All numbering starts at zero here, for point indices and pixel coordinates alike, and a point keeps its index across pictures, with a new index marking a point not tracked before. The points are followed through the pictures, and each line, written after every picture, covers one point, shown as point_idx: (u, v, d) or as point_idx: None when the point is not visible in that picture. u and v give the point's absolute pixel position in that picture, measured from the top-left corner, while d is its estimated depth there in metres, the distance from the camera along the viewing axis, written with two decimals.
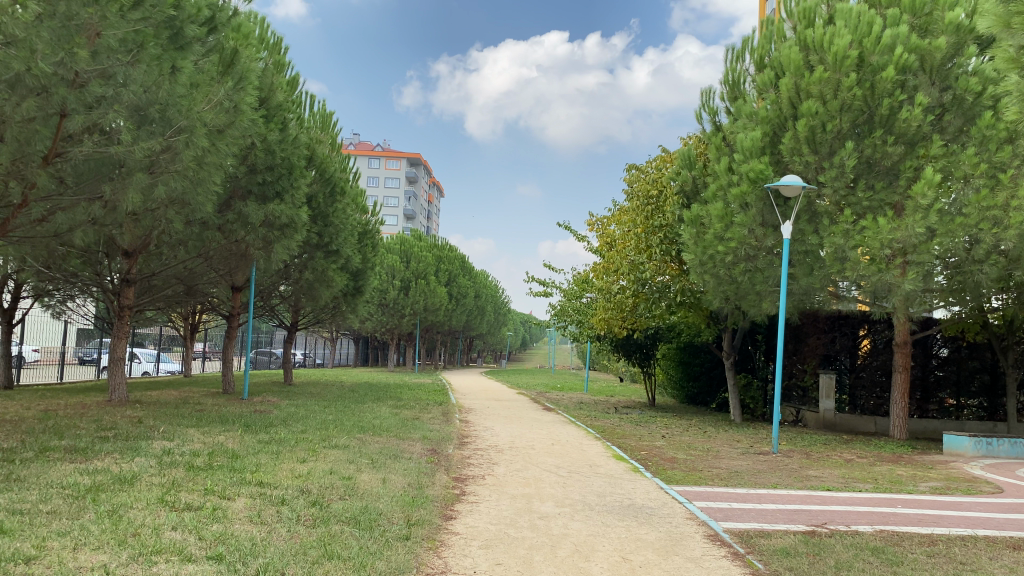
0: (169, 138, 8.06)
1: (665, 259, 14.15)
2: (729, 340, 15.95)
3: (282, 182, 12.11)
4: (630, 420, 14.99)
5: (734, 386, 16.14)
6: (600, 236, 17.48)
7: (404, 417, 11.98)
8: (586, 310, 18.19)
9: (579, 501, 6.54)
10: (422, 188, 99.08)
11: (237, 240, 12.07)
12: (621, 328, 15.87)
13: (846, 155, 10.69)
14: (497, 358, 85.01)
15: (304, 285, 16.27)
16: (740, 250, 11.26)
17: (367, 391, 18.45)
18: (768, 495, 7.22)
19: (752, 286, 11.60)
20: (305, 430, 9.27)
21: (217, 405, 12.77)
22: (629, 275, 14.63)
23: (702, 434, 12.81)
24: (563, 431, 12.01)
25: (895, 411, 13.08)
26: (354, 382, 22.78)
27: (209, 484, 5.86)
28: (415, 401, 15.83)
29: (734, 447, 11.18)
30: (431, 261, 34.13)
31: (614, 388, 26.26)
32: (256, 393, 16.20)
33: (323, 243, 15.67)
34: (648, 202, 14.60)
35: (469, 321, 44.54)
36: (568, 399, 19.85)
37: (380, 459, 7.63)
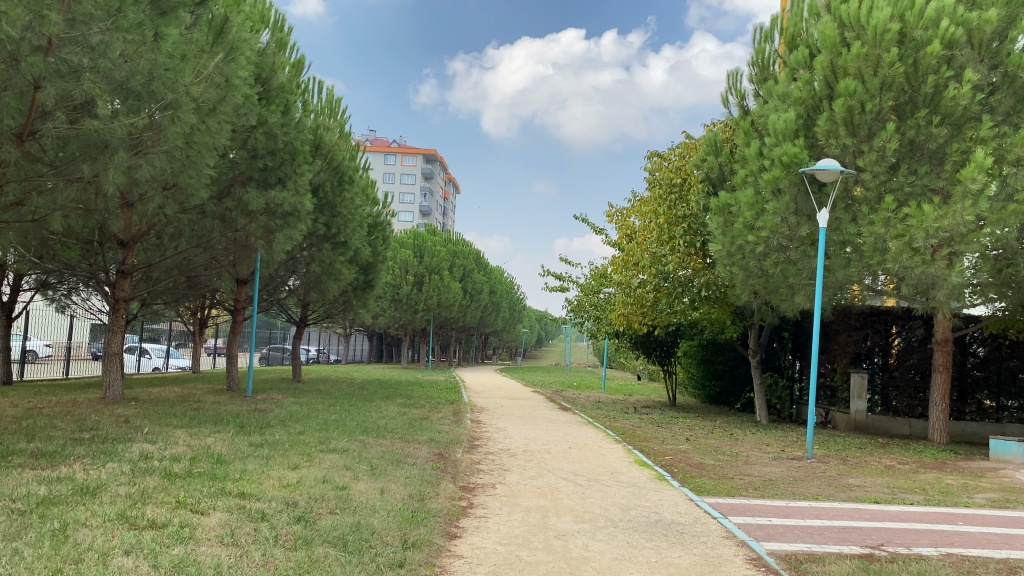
0: (154, 114, 7.49)
1: (689, 251, 13.40)
2: (755, 337, 15.22)
3: (284, 168, 11.48)
4: (651, 421, 14.25)
5: (761, 386, 15.39)
6: (619, 228, 16.74)
7: (412, 417, 11.32)
8: (604, 305, 17.46)
9: (601, 516, 5.83)
10: (438, 184, 98.19)
11: (237, 229, 11.45)
12: (641, 324, 15.14)
13: (888, 138, 9.91)
14: (512, 356, 84.33)
15: (311, 278, 15.66)
16: (772, 240, 10.49)
17: (377, 389, 17.83)
18: (810, 509, 6.47)
19: (784, 279, 10.83)
20: (303, 432, 8.60)
21: (217, 404, 12.14)
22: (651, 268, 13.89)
23: (728, 437, 12.06)
24: (581, 433, 11.30)
25: (934, 413, 12.26)
26: (365, 379, 22.16)
27: (183, 496, 5.20)
28: (425, 399, 15.17)
29: (764, 452, 10.42)
30: (446, 256, 33.50)
31: (633, 387, 25.54)
32: (261, 391, 15.60)
33: (330, 234, 15.05)
34: (670, 191, 13.85)
35: (484, 317, 43.93)
36: (585, 398, 19.15)
37: (380, 466, 6.95)
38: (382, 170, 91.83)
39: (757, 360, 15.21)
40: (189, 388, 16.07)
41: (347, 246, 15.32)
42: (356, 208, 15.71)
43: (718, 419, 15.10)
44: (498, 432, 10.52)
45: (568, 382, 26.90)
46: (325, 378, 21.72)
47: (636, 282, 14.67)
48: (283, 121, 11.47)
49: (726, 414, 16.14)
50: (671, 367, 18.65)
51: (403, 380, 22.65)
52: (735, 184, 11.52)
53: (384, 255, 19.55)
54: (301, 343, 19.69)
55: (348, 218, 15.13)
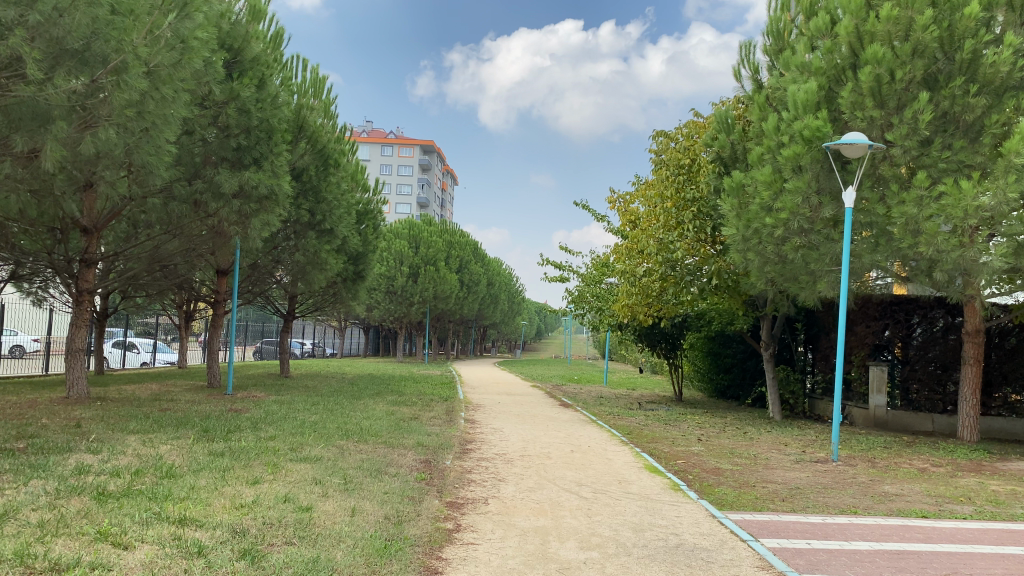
0: (97, 78, 6.55)
1: (699, 237, 12.52)
2: (768, 328, 14.38)
3: (259, 148, 10.59)
4: (658, 418, 13.38)
5: (773, 380, 14.55)
6: (622, 214, 15.83)
7: (400, 417, 10.43)
8: (607, 296, 16.57)
9: (610, 540, 4.95)
10: (436, 175, 97.25)
11: (210, 214, 10.54)
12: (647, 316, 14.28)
13: (921, 109, 9.00)
14: (511, 348, 83.48)
15: (295, 268, 14.78)
16: (792, 223, 9.60)
17: (368, 384, 16.95)
18: (851, 528, 5.60)
19: (804, 265, 9.94)
20: (274, 437, 7.71)
21: (190, 403, 11.25)
22: (657, 256, 13.01)
23: (742, 436, 11.18)
24: (584, 433, 10.42)
25: (964, 409, 11.43)
26: (357, 374, 21.27)
27: (107, 523, 4.30)
28: (418, 396, 14.29)
29: (784, 454, 9.54)
30: (442, 246, 32.59)
31: (636, 380, 24.69)
32: (243, 388, 14.73)
33: (315, 221, 14.18)
34: (678, 173, 12.95)
35: (482, 309, 43.04)
36: (586, 393, 18.29)
37: (355, 479, 6.07)
38: (379, 161, 90.79)
39: (770, 353, 14.36)
40: (168, 385, 15.19)
41: (333, 233, 14.45)
42: (343, 193, 14.81)
43: (728, 415, 14.24)
44: (494, 433, 9.64)
45: (567, 376, 26.05)
46: (315, 373, 20.84)
47: (641, 271, 13.79)
48: (258, 96, 10.56)
49: (736, 409, 15.28)
50: (677, 361, 17.78)
51: (397, 375, 21.77)
52: (750, 163, 10.62)
53: (375, 244, 18.64)
54: (289, 337, 18.81)
55: (334, 204, 14.24)
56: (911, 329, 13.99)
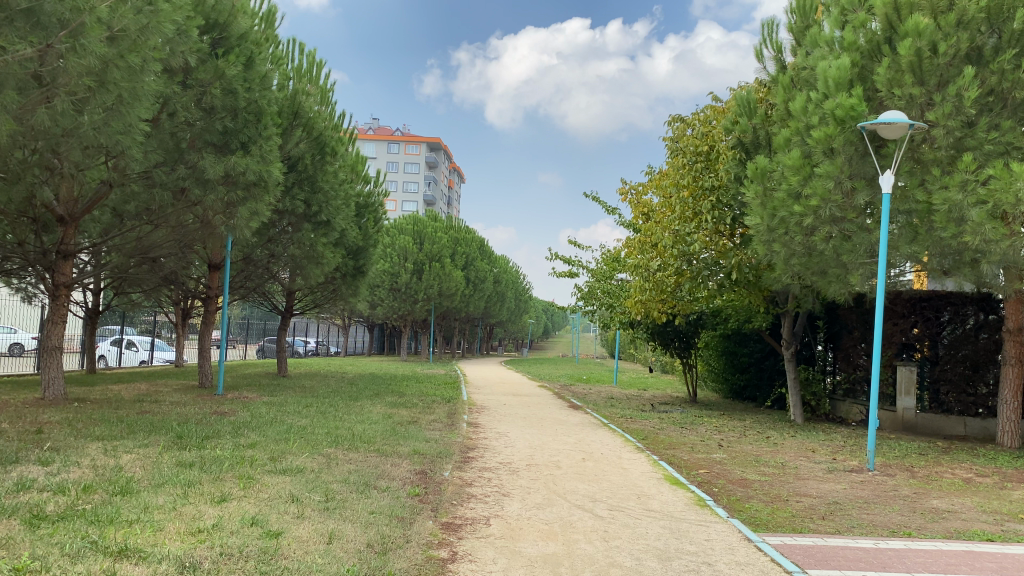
0: (51, 42, 5.84)
1: (718, 229, 11.74)
2: (789, 327, 13.60)
3: (247, 131, 9.87)
4: (672, 420, 12.63)
5: (794, 381, 13.76)
6: (634, 206, 15.09)
7: (397, 420, 9.70)
8: (618, 292, 15.78)
9: (633, 572, 4.20)
10: (442, 172, 96.55)
11: (193, 202, 9.82)
12: (660, 315, 13.51)
13: (966, 85, 8.21)
14: (517, 347, 82.64)
15: (291, 261, 14.08)
16: (823, 210, 8.82)
17: (369, 384, 16.22)
18: (910, 554, 4.83)
19: (835, 256, 9.16)
20: (255, 445, 6.97)
21: (175, 405, 10.54)
22: (673, 249, 12.24)
23: (765, 442, 10.41)
24: (596, 438, 9.66)
25: (1004, 413, 10.61)
26: (357, 373, 20.54)
27: (29, 556, 3.58)
28: (419, 397, 13.56)
29: (814, 462, 8.76)
30: (447, 243, 31.83)
31: (647, 380, 23.90)
32: (236, 388, 14.01)
33: (311, 212, 13.48)
34: (695, 160, 12.17)
35: (488, 306, 42.28)
36: (596, 394, 17.53)
37: (338, 495, 5.33)
38: (385, 159, 90.12)
39: (791, 353, 13.57)
40: (157, 385, 14.50)
41: (331, 225, 13.74)
42: (340, 183, 14.09)
43: (746, 418, 13.47)
44: (498, 439, 8.89)
45: (575, 376, 25.19)
46: (314, 372, 20.11)
47: (656, 265, 13.02)
48: (245, 75, 9.83)
49: (754, 411, 14.50)
50: (691, 361, 16.99)
51: (399, 374, 21.02)
52: (775, 147, 9.84)
53: (377, 238, 17.93)
54: (287, 335, 18.11)
55: (330, 193, 13.52)
56: (941, 327, 13.11)
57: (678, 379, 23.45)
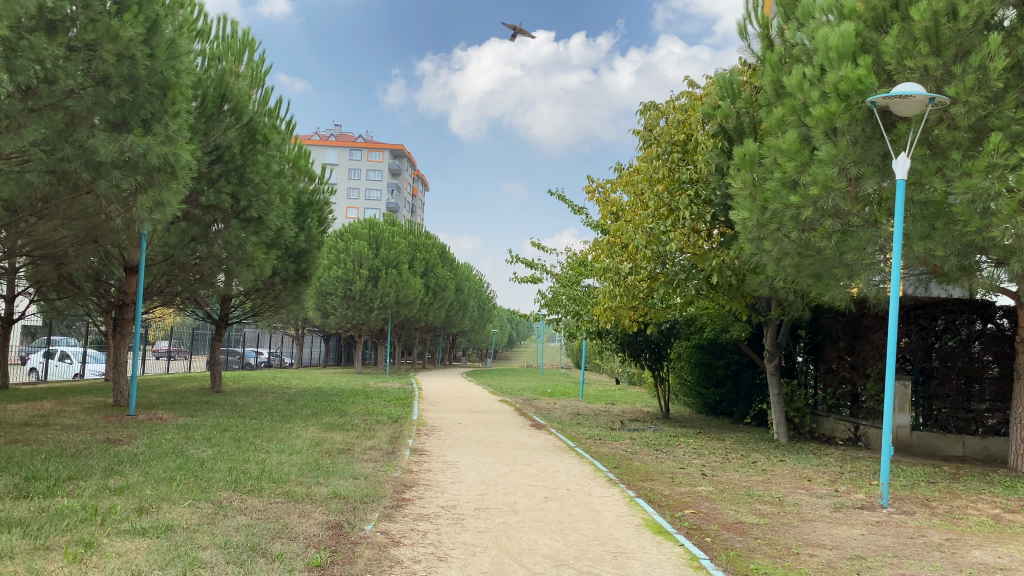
0: None
1: (697, 227, 10.44)
2: (772, 338, 12.28)
3: (150, 106, 8.35)
4: (645, 442, 11.30)
5: (776, 397, 12.50)
6: (603, 205, 13.79)
7: (326, 448, 8.21)
8: (587, 298, 14.46)
9: None
10: (405, 179, 94.84)
11: (82, 189, 8.25)
12: (632, 324, 12.20)
13: (991, 53, 7.02)
14: (481, 357, 81.02)
15: (220, 264, 12.53)
16: (825, 201, 7.55)
17: (310, 402, 14.67)
18: None
19: (837, 256, 7.90)
20: (124, 489, 5.44)
21: (64, 430, 8.92)
22: (646, 249, 10.93)
23: (753, 469, 9.12)
24: (561, 467, 8.27)
25: (1017, 434, 9.43)
26: (302, 387, 18.94)
27: None
28: (362, 417, 12.06)
29: (816, 496, 7.46)
30: (404, 248, 30.31)
31: (616, 393, 22.59)
32: (153, 407, 12.37)
33: (240, 208, 11.97)
34: (672, 150, 10.86)
35: (449, 315, 40.77)
36: (561, 409, 16.18)
37: (202, 572, 3.84)
38: (347, 165, 88.21)
39: (774, 367, 12.30)
40: (66, 403, 12.80)
41: (264, 222, 12.24)
42: (275, 176, 12.62)
43: (726, 438, 12.18)
44: (444, 472, 7.45)
45: (539, 388, 23.82)
46: (255, 386, 18.49)
47: (626, 268, 11.70)
48: (147, 39, 8.31)
49: (733, 429, 13.24)
50: (663, 373, 15.72)
51: (349, 388, 19.50)
52: (766, 131, 8.57)
53: (322, 240, 16.40)
54: (221, 346, 16.49)
55: (261, 187, 12.01)
56: (936, 338, 11.89)
57: (646, 391, 22.21)
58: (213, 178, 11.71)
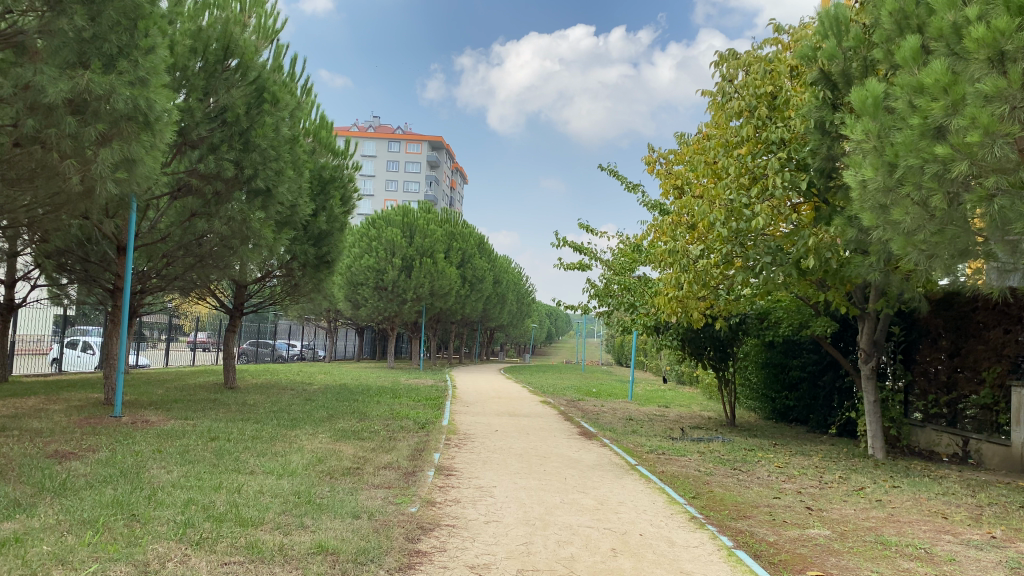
0: None
1: (788, 197, 8.52)
2: (869, 335, 10.27)
3: (115, 38, 6.72)
4: (720, 459, 9.41)
5: (870, 405, 10.48)
6: (664, 180, 11.91)
7: (329, 469, 6.49)
8: (644, 288, 12.60)
9: None
10: (444, 171, 93.38)
11: (31, 140, 6.65)
12: (702, 318, 10.31)
13: None
14: (519, 353, 79.13)
15: (223, 244, 10.94)
16: (988, 150, 5.61)
17: (329, 402, 13.04)
18: None
19: (998, 227, 5.95)
20: (13, 542, 3.77)
21: (17, 438, 7.32)
22: (724, 227, 9.06)
23: (866, 501, 7.20)
24: (624, 497, 6.46)
25: None
26: (325, 384, 17.37)
27: None
28: (385, 423, 10.36)
29: (975, 549, 5.52)
30: (439, 237, 28.62)
31: (667, 395, 20.66)
32: (146, 407, 10.79)
33: (245, 177, 10.33)
34: (757, 105, 8.94)
35: (485, 309, 39.10)
36: (613, 414, 14.34)
37: None
38: (385, 157, 87.05)
39: (871, 370, 10.31)
40: (52, 400, 11.31)
41: (271, 195, 10.60)
42: (286, 144, 10.98)
43: (815, 455, 10.23)
44: (477, 506, 5.70)
45: (583, 388, 21.94)
46: (274, 382, 16.95)
47: (696, 249, 9.81)
48: None
49: (817, 443, 11.29)
50: (729, 375, 13.78)
51: (376, 385, 17.85)
52: (895, 67, 6.65)
53: (344, 222, 14.78)
54: (235, 338, 14.97)
55: (267, 153, 10.37)
56: None
57: (700, 393, 20.23)
58: (214, 144, 10.13)
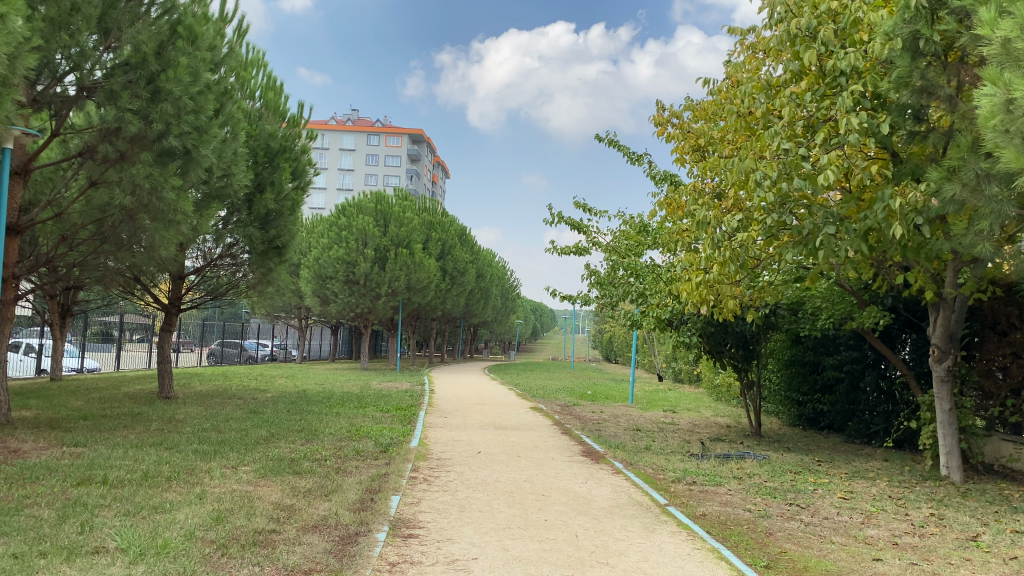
0: None
1: (860, 145, 6.41)
2: (946, 325, 8.20)
3: None
4: (766, 490, 7.33)
5: (945, 415, 8.40)
6: (683, 143, 9.83)
7: (224, 539, 4.31)
8: (654, 275, 10.52)
9: None
10: (425, 165, 90.97)
11: None
12: (734, 310, 8.23)
13: None
14: (503, 351, 77.10)
15: (130, 222, 8.67)
16: None
17: (277, 415, 10.84)
18: None
19: None
20: None
21: None
22: (772, 189, 6.94)
23: (1001, 561, 5.11)
24: (671, 572, 4.33)
25: None
26: (282, 391, 15.14)
27: None
28: (337, 447, 8.18)
29: None
30: (416, 226, 26.43)
31: (671, 397, 18.59)
32: (31, 428, 8.51)
33: (154, 135, 8.06)
34: (816, 28, 6.85)
35: (468, 304, 36.99)
36: (618, 423, 12.21)
37: None
38: (365, 150, 84.61)
39: (945, 372, 8.21)
40: None
41: (189, 158, 8.38)
42: (211, 96, 8.76)
43: (880, 479, 8.15)
44: None
45: (575, 389, 19.83)
46: (221, 389, 14.71)
47: (733, 222, 7.66)
48: None
49: (874, 462, 9.23)
50: (753, 377, 11.75)
51: (342, 390, 15.65)
52: None
53: (295, 199, 12.59)
54: (172, 338, 12.73)
55: (183, 103, 8.09)
56: None
57: (706, 395, 18.18)
58: (114, 90, 7.91)
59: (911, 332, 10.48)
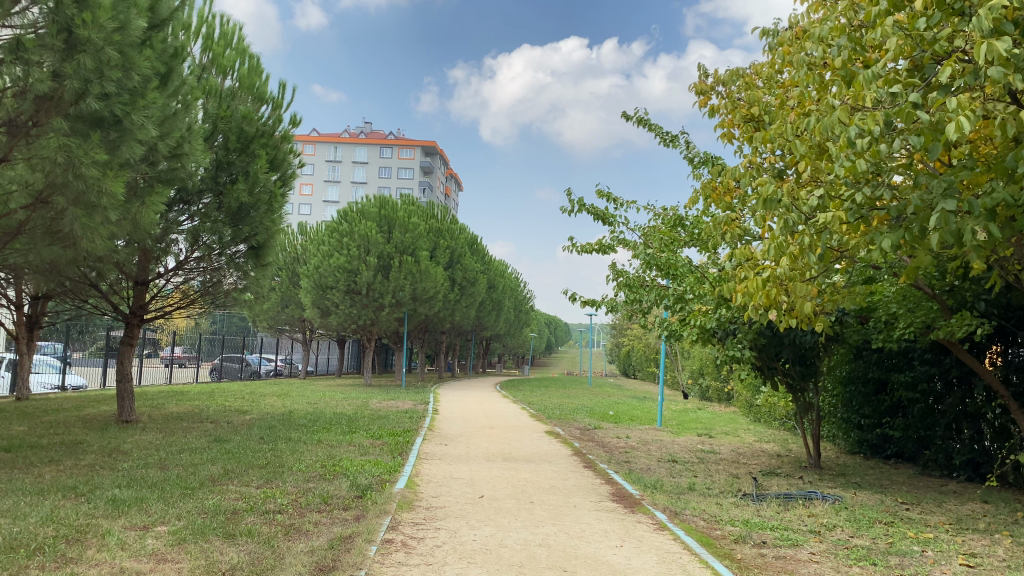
0: None
1: (999, 83, 4.60)
2: None
3: None
4: (862, 555, 5.48)
5: None
6: (736, 115, 8.05)
7: None
8: (697, 276, 8.74)
9: None
10: (438, 176, 89.55)
11: None
12: (807, 316, 6.42)
13: None
14: (517, 365, 75.30)
15: (45, 209, 6.93)
16: None
17: (245, 445, 9.08)
18: None
19: None
20: None
21: None
22: (869, 152, 5.14)
23: None
24: None
25: None
26: (265, 412, 13.40)
27: None
28: (300, 491, 6.41)
29: None
30: (422, 233, 24.76)
31: (703, 417, 16.73)
32: None
33: (69, 96, 6.33)
34: None
35: (479, 315, 35.31)
36: (650, 452, 10.37)
37: None
38: (376, 162, 83.42)
39: None
40: None
41: (120, 128, 6.72)
42: (149, 53, 7.04)
43: (1001, 534, 6.27)
44: None
45: (596, 408, 17.99)
46: (197, 411, 12.99)
47: (810, 200, 5.86)
48: None
49: (978, 509, 7.35)
50: (810, 398, 9.93)
51: (333, 412, 13.93)
52: None
53: (274, 191, 10.96)
54: (133, 354, 11.07)
55: (106, 55, 6.38)
56: None
57: (742, 415, 16.31)
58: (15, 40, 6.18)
59: (1009, 344, 8.62)
